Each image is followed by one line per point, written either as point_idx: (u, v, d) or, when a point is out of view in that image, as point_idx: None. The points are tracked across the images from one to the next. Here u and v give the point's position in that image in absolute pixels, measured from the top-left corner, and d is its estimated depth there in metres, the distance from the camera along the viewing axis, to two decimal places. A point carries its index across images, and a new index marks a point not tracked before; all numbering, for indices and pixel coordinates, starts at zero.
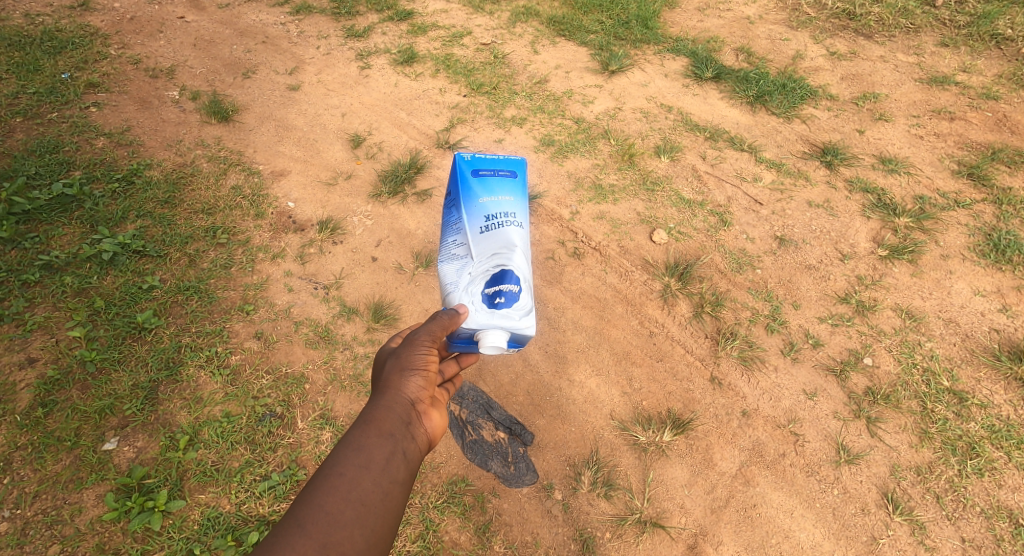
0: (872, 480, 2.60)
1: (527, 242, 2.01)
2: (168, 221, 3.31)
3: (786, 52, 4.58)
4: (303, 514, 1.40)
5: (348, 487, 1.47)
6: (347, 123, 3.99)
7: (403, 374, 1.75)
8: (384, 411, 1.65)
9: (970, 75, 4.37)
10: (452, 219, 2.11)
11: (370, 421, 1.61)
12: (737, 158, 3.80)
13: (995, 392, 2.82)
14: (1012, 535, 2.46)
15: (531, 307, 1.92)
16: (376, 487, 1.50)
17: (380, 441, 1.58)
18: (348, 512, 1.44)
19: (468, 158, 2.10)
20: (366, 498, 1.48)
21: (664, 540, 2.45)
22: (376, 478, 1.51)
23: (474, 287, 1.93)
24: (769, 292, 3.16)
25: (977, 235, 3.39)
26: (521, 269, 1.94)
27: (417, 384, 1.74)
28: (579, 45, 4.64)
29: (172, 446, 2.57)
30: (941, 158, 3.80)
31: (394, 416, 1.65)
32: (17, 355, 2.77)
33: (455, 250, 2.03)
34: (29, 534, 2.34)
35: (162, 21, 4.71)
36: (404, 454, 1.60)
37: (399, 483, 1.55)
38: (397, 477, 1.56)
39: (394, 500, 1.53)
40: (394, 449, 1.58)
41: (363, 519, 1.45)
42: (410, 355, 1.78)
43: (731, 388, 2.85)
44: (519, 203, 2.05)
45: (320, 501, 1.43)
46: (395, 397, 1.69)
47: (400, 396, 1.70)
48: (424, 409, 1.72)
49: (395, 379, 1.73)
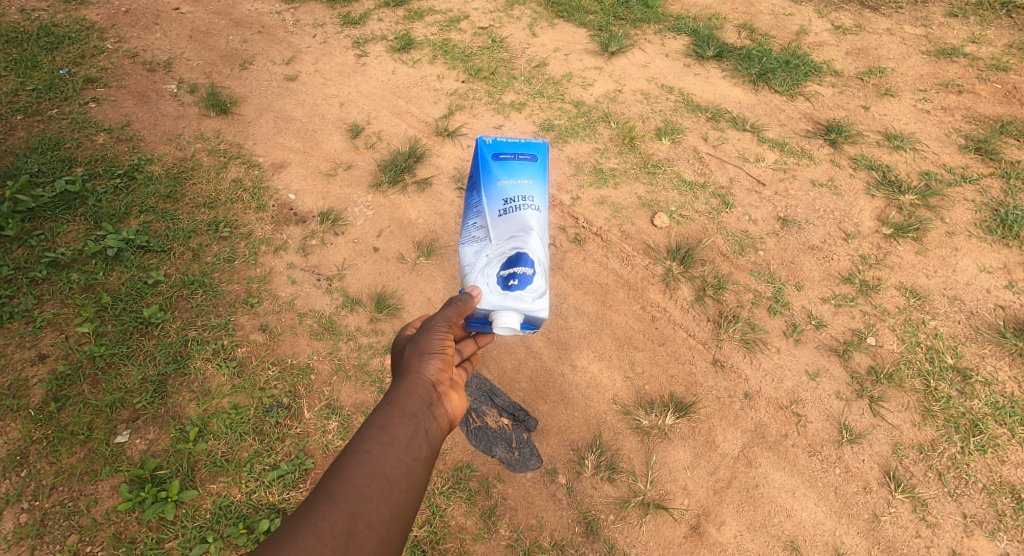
0: (874, 458, 2.62)
1: (544, 226, 2.01)
2: (171, 215, 3.34)
3: (790, 28, 4.51)
4: (332, 487, 1.44)
5: (373, 463, 1.50)
6: (346, 113, 3.98)
7: (422, 358, 1.78)
8: (406, 393, 1.68)
9: (979, 46, 4.30)
10: (473, 202, 2.15)
11: (393, 402, 1.64)
12: (739, 138, 3.77)
13: (1000, 369, 2.82)
14: (1014, 511, 2.48)
15: (544, 290, 1.92)
16: (400, 463, 1.54)
17: (402, 421, 1.61)
18: (375, 486, 1.47)
19: (490, 142, 2.12)
20: (391, 473, 1.51)
21: (667, 522, 2.49)
22: (400, 455, 1.54)
23: (490, 269, 1.95)
24: (771, 274, 3.16)
25: (984, 211, 3.37)
26: (536, 252, 1.94)
27: (436, 367, 1.77)
28: (578, 26, 4.59)
29: (182, 438, 2.62)
30: (948, 133, 3.76)
31: (416, 398, 1.67)
32: (29, 351, 2.82)
33: (475, 233, 2.08)
34: (47, 524, 2.40)
35: (158, 12, 4.69)
36: (426, 433, 1.62)
37: (421, 461, 1.58)
38: (419, 454, 1.58)
39: (419, 476, 1.56)
40: (417, 428, 1.61)
41: (389, 492, 1.48)
42: (428, 340, 1.82)
43: (733, 370, 2.86)
44: (538, 187, 2.06)
45: (347, 475, 1.47)
46: (416, 379, 1.73)
47: (420, 378, 1.73)
48: (444, 391, 1.74)
49: (415, 363, 1.77)
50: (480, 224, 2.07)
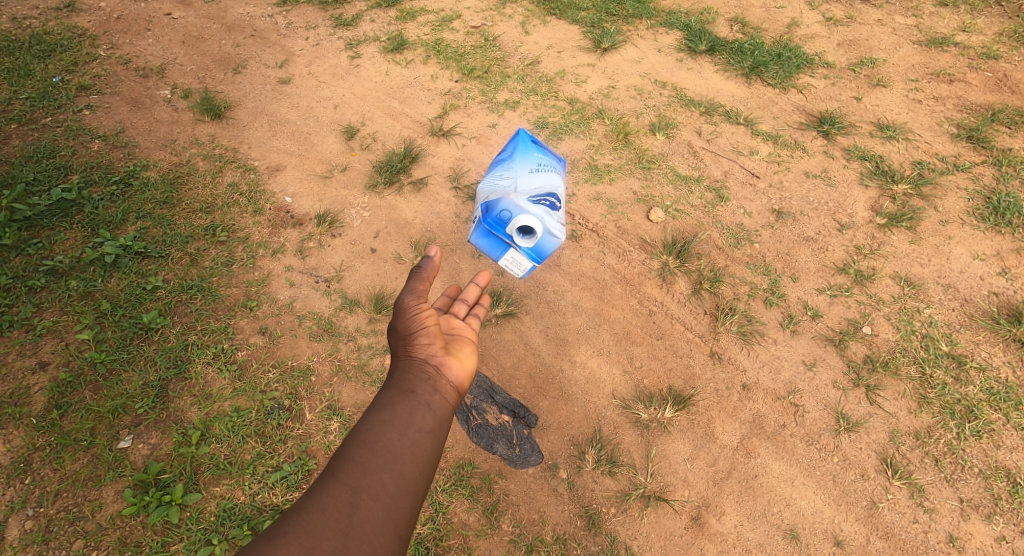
0: (872, 446, 2.65)
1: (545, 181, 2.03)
2: (168, 221, 3.35)
3: (781, 20, 4.53)
4: (336, 467, 1.59)
5: (373, 441, 1.65)
6: (340, 115, 3.98)
7: (413, 342, 1.93)
8: (401, 377, 1.82)
9: (969, 35, 4.31)
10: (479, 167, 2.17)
11: (390, 387, 1.79)
12: (733, 132, 3.79)
13: (994, 354, 2.84)
14: (1010, 494, 2.51)
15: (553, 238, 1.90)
16: (399, 439, 1.67)
17: (400, 401, 1.75)
18: (375, 461, 1.61)
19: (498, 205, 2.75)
20: (391, 449, 1.64)
21: (667, 513, 2.52)
22: (398, 431, 1.68)
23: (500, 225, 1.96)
24: (767, 266, 3.18)
25: (976, 198, 3.39)
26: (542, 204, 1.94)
27: (427, 348, 1.91)
28: (570, 23, 4.60)
29: (185, 442, 2.63)
30: (940, 122, 3.78)
31: (411, 379, 1.82)
32: (29, 360, 2.83)
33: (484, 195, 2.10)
34: (53, 530, 2.42)
35: (150, 18, 4.69)
36: (424, 409, 1.76)
37: (421, 435, 1.71)
38: (418, 429, 1.72)
39: (419, 448, 1.69)
40: (412, 405, 1.75)
41: (390, 465, 1.62)
42: (416, 324, 1.96)
43: (731, 362, 2.89)
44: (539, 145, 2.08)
45: (348, 454, 1.61)
46: (409, 363, 1.87)
47: (413, 361, 1.87)
48: (437, 369, 1.88)
49: (407, 347, 1.92)
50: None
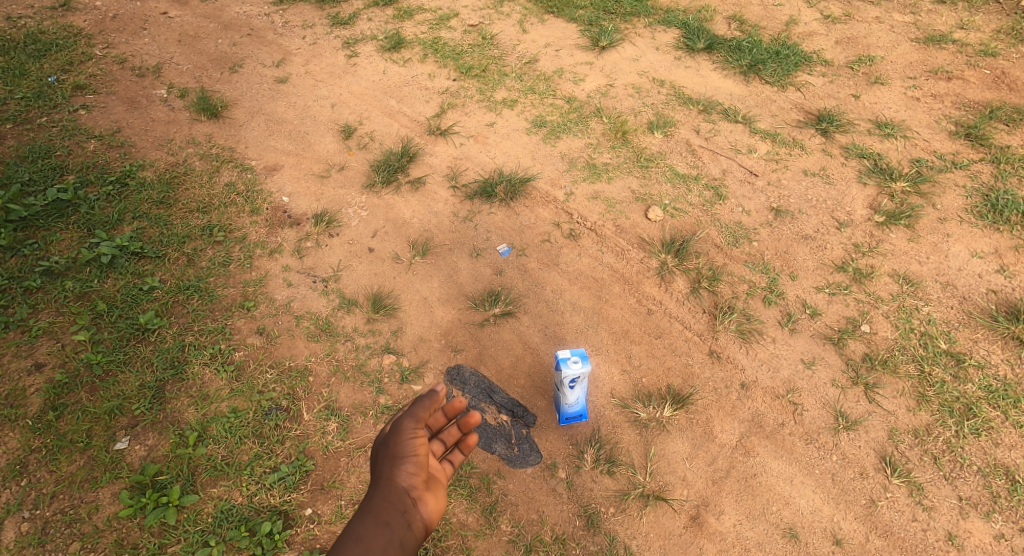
0: (871, 444, 2.64)
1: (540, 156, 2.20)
2: (164, 221, 3.34)
3: (779, 18, 4.52)
4: None
5: None
6: (337, 114, 3.97)
7: (397, 467, 1.86)
8: (379, 506, 1.76)
9: (967, 32, 4.31)
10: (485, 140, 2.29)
11: (368, 514, 1.73)
12: (731, 130, 3.78)
13: (992, 352, 2.84)
14: (1009, 492, 2.50)
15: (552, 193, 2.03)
16: None
17: (375, 534, 1.69)
18: None
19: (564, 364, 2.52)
20: None
21: (666, 513, 2.51)
22: None
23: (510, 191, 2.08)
24: (765, 264, 3.18)
25: (974, 196, 3.39)
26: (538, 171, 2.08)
27: (410, 475, 1.85)
28: (568, 22, 4.59)
29: (182, 443, 2.62)
30: (938, 119, 3.78)
31: (390, 509, 1.75)
32: (25, 361, 2.81)
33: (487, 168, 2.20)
34: (49, 532, 2.40)
35: (146, 17, 4.67)
36: (398, 545, 1.70)
37: None
38: None
39: None
40: (387, 541, 1.69)
41: None
42: (402, 446, 1.91)
43: (729, 361, 2.88)
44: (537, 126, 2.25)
45: None
46: (390, 490, 1.81)
47: (393, 490, 1.81)
48: (417, 500, 1.82)
49: (389, 473, 1.86)
50: (572, 356, 2.51)
